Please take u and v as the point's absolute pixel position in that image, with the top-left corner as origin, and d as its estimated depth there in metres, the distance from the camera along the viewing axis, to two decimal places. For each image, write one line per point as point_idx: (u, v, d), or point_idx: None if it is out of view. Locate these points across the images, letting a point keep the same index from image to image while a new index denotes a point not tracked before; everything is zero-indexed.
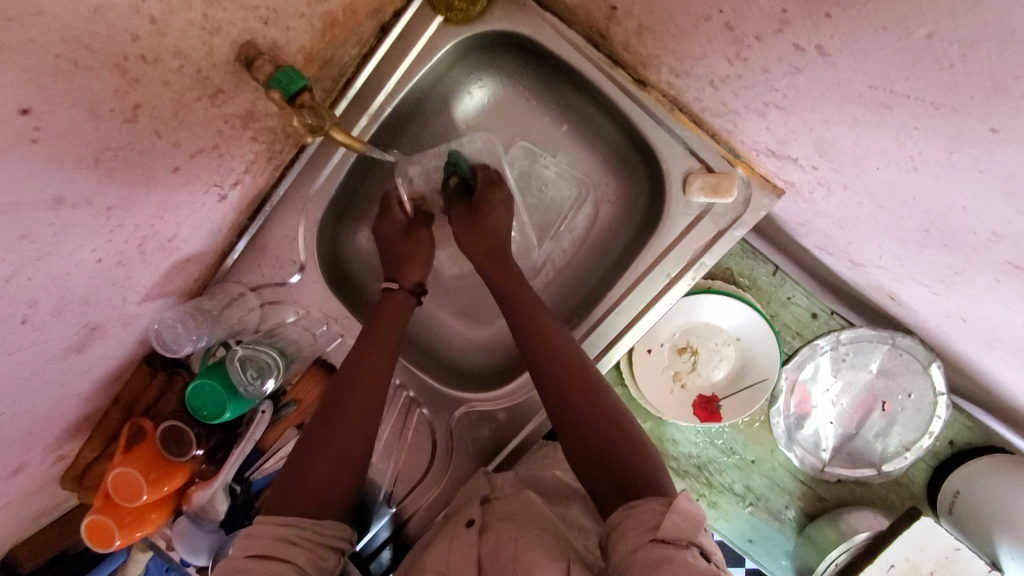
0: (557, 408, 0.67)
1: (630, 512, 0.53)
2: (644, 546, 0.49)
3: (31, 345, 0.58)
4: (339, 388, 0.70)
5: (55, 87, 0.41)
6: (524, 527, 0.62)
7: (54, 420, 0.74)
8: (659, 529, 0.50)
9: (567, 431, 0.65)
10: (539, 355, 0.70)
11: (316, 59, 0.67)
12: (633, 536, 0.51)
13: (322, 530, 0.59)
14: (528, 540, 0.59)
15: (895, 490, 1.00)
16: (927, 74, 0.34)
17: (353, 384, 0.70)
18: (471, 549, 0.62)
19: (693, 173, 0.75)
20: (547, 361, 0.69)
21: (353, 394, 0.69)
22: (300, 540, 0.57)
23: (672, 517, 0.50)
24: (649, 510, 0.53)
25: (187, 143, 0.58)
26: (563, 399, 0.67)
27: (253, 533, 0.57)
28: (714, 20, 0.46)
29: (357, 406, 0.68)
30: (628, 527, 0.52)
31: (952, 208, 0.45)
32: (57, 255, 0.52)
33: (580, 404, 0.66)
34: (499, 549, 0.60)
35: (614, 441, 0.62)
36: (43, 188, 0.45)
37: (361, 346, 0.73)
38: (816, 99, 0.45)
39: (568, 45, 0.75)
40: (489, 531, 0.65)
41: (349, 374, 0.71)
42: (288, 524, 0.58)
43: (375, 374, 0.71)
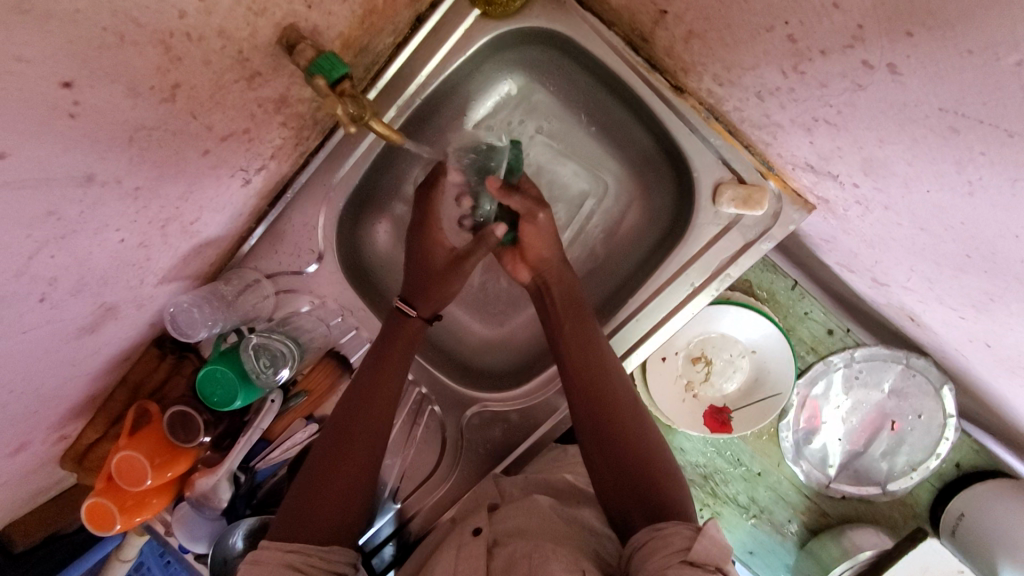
0: (591, 427, 0.70)
1: (658, 534, 0.54)
2: (675, 566, 0.49)
3: (46, 323, 0.56)
4: (348, 410, 0.70)
5: (98, 61, 0.40)
6: (537, 542, 0.60)
7: (60, 400, 0.72)
8: (690, 550, 0.50)
9: (598, 450, 0.68)
10: (572, 376, 0.73)
11: (352, 46, 0.66)
12: (663, 557, 0.51)
13: (330, 556, 0.60)
14: (542, 554, 0.57)
15: (899, 509, 1.01)
16: (1008, 101, 0.33)
17: (363, 409, 0.71)
18: (480, 560, 0.61)
19: (724, 183, 0.75)
20: (582, 382, 0.72)
21: (361, 419, 0.70)
22: (308, 568, 0.58)
23: (703, 542, 0.50)
24: (677, 534, 0.53)
25: (220, 125, 0.56)
26: (596, 420, 0.70)
27: (259, 558, 0.57)
28: (777, 31, 0.46)
29: (365, 433, 0.69)
30: (656, 550, 0.52)
31: (1004, 235, 0.44)
32: (81, 234, 0.50)
33: (611, 426, 0.69)
34: (512, 565, 0.58)
35: (643, 466, 0.65)
36: (75, 165, 0.44)
37: (370, 366, 0.74)
38: (875, 117, 0.45)
39: (606, 47, 0.74)
40: (500, 545, 0.64)
41: (359, 397, 0.72)
42: (294, 550, 0.59)
43: (382, 399, 0.72)
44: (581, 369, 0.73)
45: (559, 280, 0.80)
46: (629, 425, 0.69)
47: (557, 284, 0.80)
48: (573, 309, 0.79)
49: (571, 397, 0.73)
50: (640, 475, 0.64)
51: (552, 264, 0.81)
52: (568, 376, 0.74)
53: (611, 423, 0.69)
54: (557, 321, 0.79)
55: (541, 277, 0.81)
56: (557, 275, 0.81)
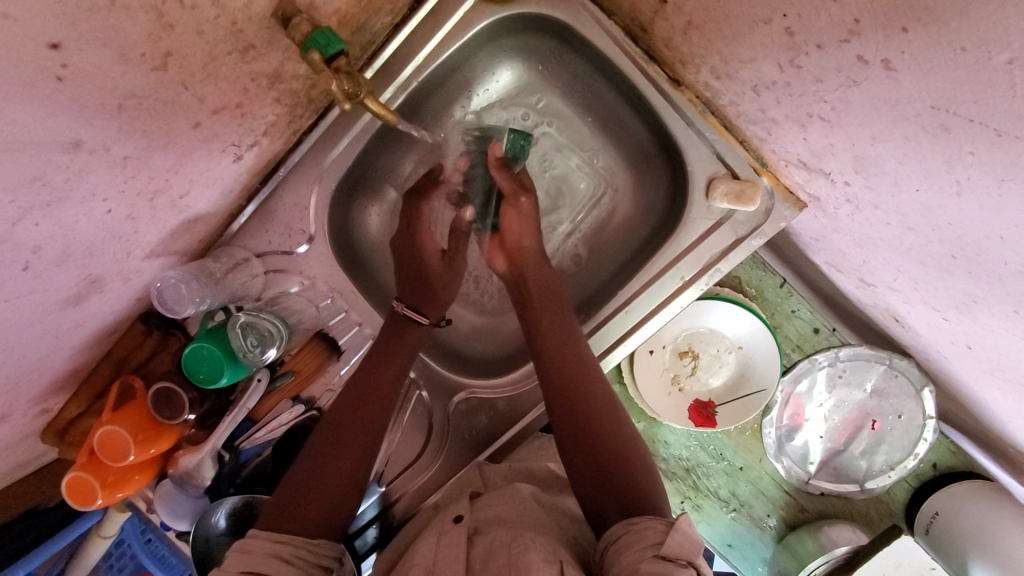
0: (567, 425, 0.70)
1: (631, 529, 0.54)
2: (648, 559, 0.49)
3: (29, 293, 0.56)
4: (349, 404, 0.71)
5: (87, 23, 0.39)
6: (517, 530, 0.61)
7: (43, 371, 0.72)
8: (662, 545, 0.51)
9: (576, 449, 0.68)
10: (549, 373, 0.73)
11: (349, 23, 0.65)
12: (637, 549, 0.51)
13: (315, 549, 0.60)
14: (522, 544, 0.58)
15: (876, 507, 1.02)
16: (1000, 99, 0.33)
17: (358, 406, 0.71)
18: (461, 547, 0.61)
19: (717, 178, 0.75)
20: (557, 376, 0.73)
21: (359, 414, 0.71)
22: (295, 559, 0.57)
23: (676, 536, 0.51)
24: (652, 528, 0.53)
25: (211, 98, 0.56)
26: (571, 414, 0.70)
27: (247, 548, 0.56)
28: (775, 24, 0.46)
29: (361, 427, 0.70)
30: (631, 544, 0.52)
31: (989, 237, 0.45)
32: (68, 202, 0.50)
33: (585, 419, 0.69)
34: (492, 554, 0.59)
35: (620, 464, 0.65)
36: (62, 130, 0.43)
37: (367, 364, 0.75)
38: (867, 114, 0.45)
39: (605, 36, 0.74)
40: (480, 533, 0.64)
41: (355, 394, 0.72)
42: (281, 541, 0.58)
43: (378, 396, 0.73)
44: (558, 366, 0.73)
45: (537, 274, 0.82)
46: (606, 425, 0.69)
47: (536, 278, 0.82)
48: (544, 308, 0.79)
49: (548, 394, 0.73)
50: (618, 475, 0.64)
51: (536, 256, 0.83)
52: (544, 371, 0.74)
53: (586, 415, 0.69)
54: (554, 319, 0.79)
55: (527, 273, 0.82)
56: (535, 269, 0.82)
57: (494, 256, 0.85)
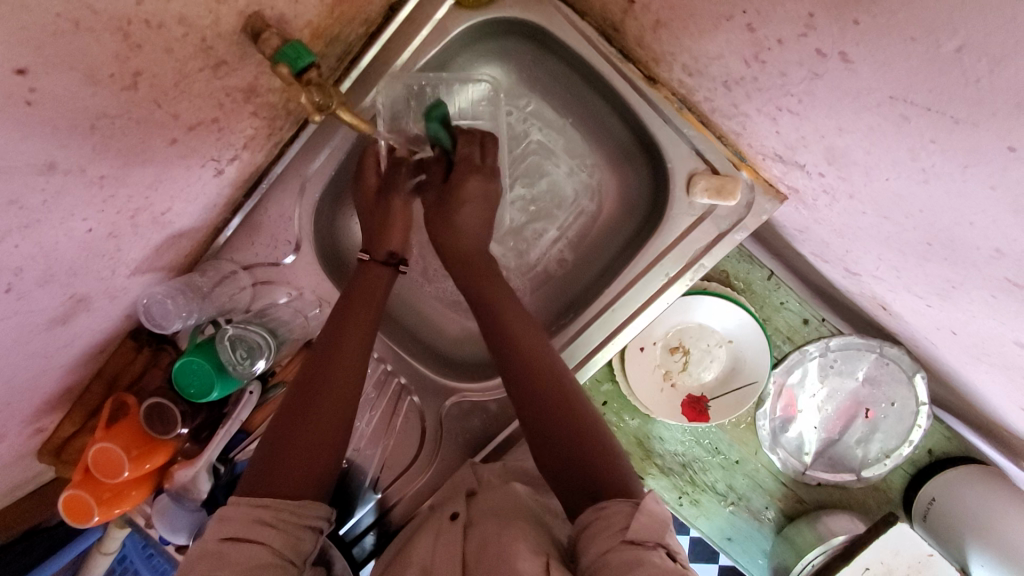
0: (531, 408, 0.66)
1: (600, 515, 0.54)
2: (616, 547, 0.50)
3: (14, 314, 0.56)
4: (320, 368, 0.66)
5: (53, 48, 0.39)
6: (507, 521, 0.62)
7: (34, 391, 0.72)
8: (628, 530, 0.51)
9: (541, 434, 0.64)
10: (511, 364, 0.69)
11: (323, 34, 0.65)
12: (604, 538, 0.51)
13: (301, 511, 0.57)
14: (510, 533, 0.58)
15: (873, 495, 1.02)
16: (953, 87, 0.34)
17: (331, 357, 0.67)
18: (455, 544, 0.62)
19: (697, 173, 0.75)
20: (514, 356, 0.69)
21: (332, 373, 0.66)
22: (278, 522, 0.55)
23: (642, 518, 0.51)
24: (619, 511, 0.53)
25: (186, 114, 0.56)
26: (535, 399, 0.66)
27: (226, 516, 0.55)
28: (736, 20, 0.46)
29: (336, 386, 0.65)
30: (599, 530, 0.53)
31: (959, 223, 0.45)
32: (46, 223, 0.50)
33: (553, 405, 0.65)
34: (482, 546, 0.59)
35: (593, 444, 0.62)
36: (35, 153, 0.43)
37: (337, 318, 0.70)
38: (832, 106, 0.45)
39: (580, 37, 0.74)
40: (473, 525, 0.65)
41: (326, 348, 0.68)
42: (262, 505, 0.56)
43: (347, 357, 0.67)
44: (517, 350, 0.69)
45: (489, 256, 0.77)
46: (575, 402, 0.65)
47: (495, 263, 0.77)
48: (493, 287, 0.74)
49: (509, 388, 0.68)
50: (588, 457, 0.61)
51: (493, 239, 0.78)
52: (505, 354, 0.70)
53: (554, 398, 0.65)
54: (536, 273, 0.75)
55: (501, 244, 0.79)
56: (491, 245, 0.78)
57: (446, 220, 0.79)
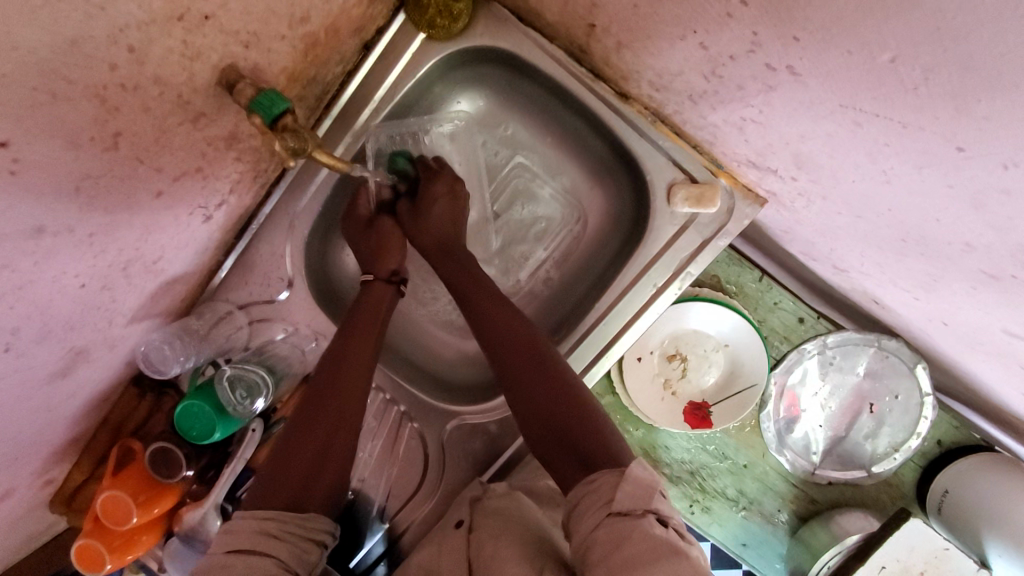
0: (516, 383, 0.66)
1: (591, 486, 0.53)
2: (603, 522, 0.49)
3: (14, 372, 0.58)
4: (327, 381, 0.67)
5: (33, 119, 0.41)
6: (507, 523, 0.63)
7: (40, 445, 0.73)
8: (614, 502, 0.50)
9: (525, 407, 0.64)
10: (495, 347, 0.68)
11: (299, 78, 0.67)
12: (592, 512, 0.51)
13: (307, 524, 0.58)
14: (506, 535, 0.60)
15: (886, 491, 1.01)
16: (895, 95, 0.35)
17: (337, 374, 0.68)
18: (460, 553, 0.64)
19: (676, 184, 0.76)
20: (498, 338, 0.68)
21: (337, 387, 0.67)
22: (285, 534, 0.55)
23: (627, 487, 0.50)
24: (604, 483, 0.52)
25: (169, 167, 0.58)
26: (519, 378, 0.65)
27: (234, 528, 0.55)
28: (689, 40, 0.47)
29: (344, 395, 0.66)
30: (587, 504, 0.52)
31: (927, 220, 0.46)
32: (39, 282, 0.52)
33: (540, 379, 0.64)
34: (481, 548, 0.61)
35: (575, 414, 0.61)
36: (24, 219, 0.45)
37: (343, 334, 0.71)
38: (790, 115, 0.46)
39: (550, 60, 0.76)
40: (474, 529, 0.66)
41: (331, 364, 0.69)
42: (267, 517, 0.56)
43: (353, 372, 0.68)
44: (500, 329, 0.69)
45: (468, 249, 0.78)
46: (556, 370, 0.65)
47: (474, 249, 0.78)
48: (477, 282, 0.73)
49: (496, 368, 0.68)
50: (576, 426, 0.60)
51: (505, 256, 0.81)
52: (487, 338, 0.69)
53: (542, 367, 0.65)
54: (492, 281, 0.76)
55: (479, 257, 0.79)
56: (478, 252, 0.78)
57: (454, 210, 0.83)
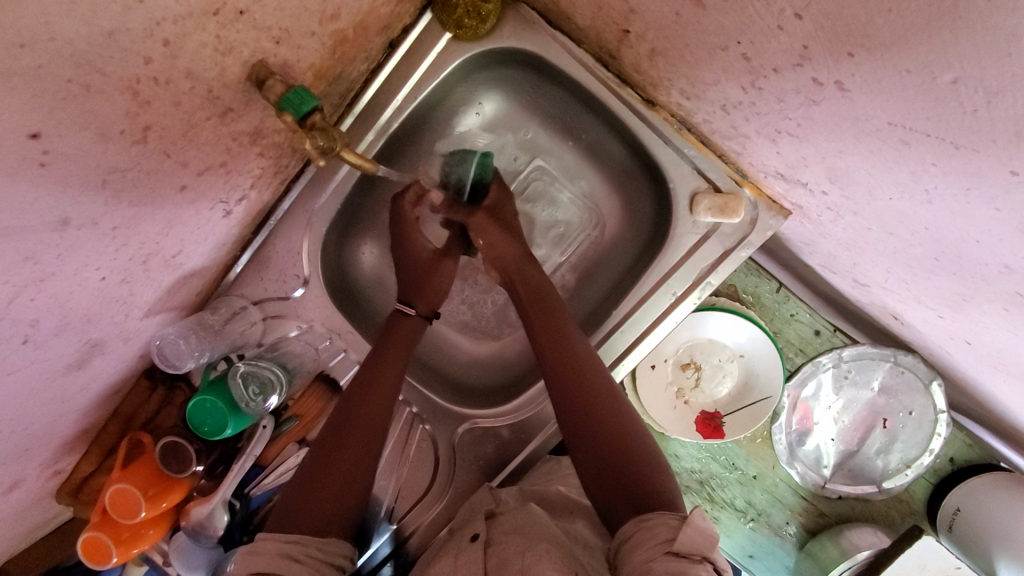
0: (574, 426, 0.68)
1: (642, 526, 0.54)
2: (658, 558, 0.50)
3: (30, 364, 0.57)
4: (355, 409, 0.70)
5: (65, 111, 0.40)
6: (531, 540, 0.63)
7: (51, 436, 0.73)
8: (675, 542, 0.51)
9: (581, 447, 0.66)
10: (558, 390, 0.71)
11: (325, 75, 0.66)
12: (647, 548, 0.52)
13: (327, 547, 0.58)
14: (536, 552, 0.60)
15: (896, 507, 1.01)
16: (951, 115, 0.34)
17: (358, 405, 0.71)
18: (477, 562, 0.63)
19: (700, 192, 0.76)
20: (562, 380, 0.71)
21: (358, 414, 0.70)
22: (305, 557, 0.56)
23: (688, 531, 0.51)
24: (664, 524, 0.53)
25: (195, 161, 0.57)
26: (581, 424, 0.67)
27: (257, 549, 0.55)
28: (732, 50, 0.46)
29: (371, 424, 0.69)
30: (642, 542, 0.53)
31: (965, 240, 0.45)
32: (61, 274, 0.51)
33: (598, 427, 0.66)
34: (506, 560, 0.61)
35: (629, 461, 0.63)
36: (50, 210, 0.45)
37: (370, 364, 0.75)
38: (830, 130, 0.46)
39: (577, 64, 0.75)
40: (495, 544, 0.66)
41: (353, 394, 0.72)
42: (290, 540, 0.57)
43: (377, 402, 0.71)
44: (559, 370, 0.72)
45: (524, 283, 0.79)
46: (611, 412, 0.68)
47: (528, 282, 0.80)
48: (541, 321, 0.76)
49: (559, 414, 0.70)
50: (628, 472, 0.62)
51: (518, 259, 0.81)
52: (549, 376, 0.72)
53: (601, 407, 0.68)
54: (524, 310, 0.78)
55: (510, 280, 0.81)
56: (528, 275, 0.80)
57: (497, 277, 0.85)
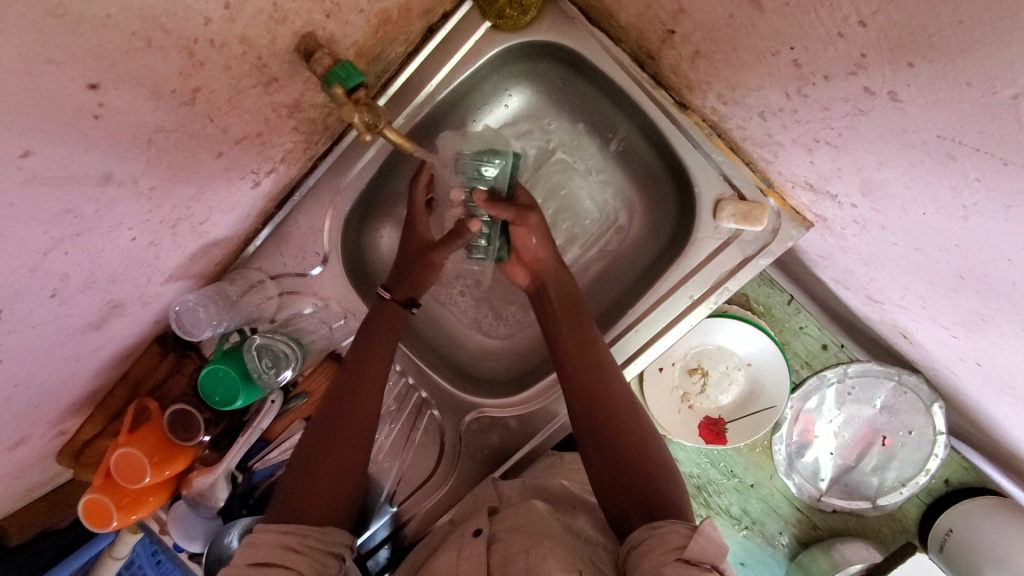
0: (590, 428, 0.70)
1: (655, 532, 0.55)
2: (670, 563, 0.50)
3: (55, 319, 0.57)
4: (341, 398, 0.71)
5: (124, 64, 0.41)
6: (534, 538, 0.62)
7: (62, 394, 0.72)
8: (686, 549, 0.51)
9: (595, 449, 0.69)
10: (576, 400, 0.73)
11: (366, 54, 0.67)
12: (658, 554, 0.52)
13: (323, 537, 0.60)
14: (539, 552, 0.59)
15: (888, 524, 1.02)
16: (1003, 130, 0.35)
17: (350, 390, 0.71)
18: (480, 559, 0.63)
19: (724, 199, 0.76)
20: (579, 390, 0.73)
21: (349, 401, 0.71)
22: (304, 548, 0.58)
23: (699, 539, 0.51)
24: (675, 531, 0.54)
25: (235, 128, 0.58)
26: (597, 434, 0.69)
27: (255, 542, 0.57)
28: (782, 56, 0.49)
29: (358, 416, 0.70)
30: (652, 547, 0.53)
31: (996, 259, 0.46)
32: (96, 231, 0.51)
33: (614, 434, 0.68)
34: (510, 560, 0.61)
35: (643, 468, 0.65)
36: (95, 165, 0.45)
37: (355, 350, 0.75)
38: (874, 141, 0.47)
39: (613, 62, 0.76)
40: (498, 541, 0.66)
41: (344, 379, 0.72)
42: (288, 531, 0.59)
43: (368, 388, 0.72)
44: (578, 376, 0.73)
45: (556, 284, 0.82)
46: (626, 420, 0.70)
47: (556, 285, 0.82)
48: (569, 325, 0.79)
49: (579, 416, 0.72)
50: (639, 478, 0.64)
51: (554, 265, 0.83)
52: (567, 380, 0.74)
53: (617, 412, 0.70)
54: (551, 317, 0.80)
55: (541, 279, 0.83)
56: (555, 277, 0.83)
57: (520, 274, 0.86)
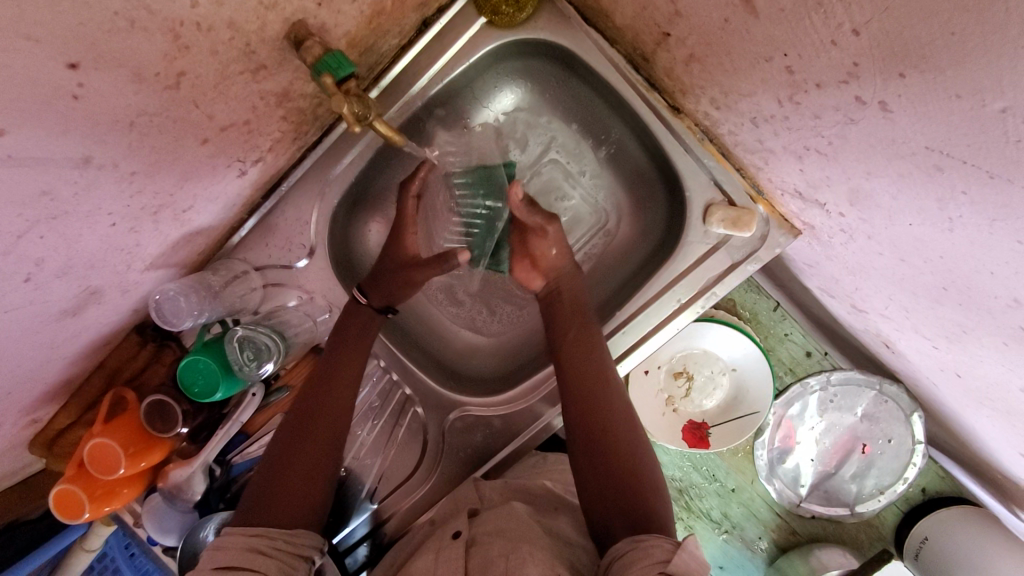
0: (581, 435, 0.70)
1: (637, 545, 0.54)
2: None
3: (28, 304, 0.55)
4: (319, 398, 0.70)
5: (106, 44, 0.40)
6: (514, 543, 0.61)
7: (35, 382, 0.70)
8: (669, 563, 0.51)
9: (584, 457, 0.69)
10: (568, 408, 0.73)
11: (358, 45, 0.66)
12: (641, 566, 0.51)
13: (295, 540, 0.60)
14: (519, 557, 0.59)
15: (865, 530, 1.03)
16: (991, 143, 0.36)
17: (323, 392, 0.71)
18: (458, 561, 0.62)
19: (715, 204, 0.76)
20: (573, 398, 0.73)
21: (328, 406, 0.70)
22: (272, 551, 0.57)
23: (683, 555, 0.52)
24: (658, 546, 0.54)
25: (221, 115, 0.56)
26: (588, 443, 0.69)
27: (221, 545, 0.56)
28: (776, 62, 0.49)
29: (332, 416, 0.69)
30: (636, 560, 0.53)
31: (979, 270, 0.46)
32: (73, 215, 0.50)
33: (605, 443, 0.69)
34: (489, 564, 0.60)
35: (630, 478, 0.65)
36: (73, 147, 0.43)
37: (330, 352, 0.74)
38: (864, 151, 0.48)
39: (607, 63, 0.75)
40: (477, 545, 0.65)
41: (320, 381, 0.71)
42: (255, 534, 0.58)
43: (343, 391, 0.72)
44: (573, 382, 0.74)
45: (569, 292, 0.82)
46: (618, 429, 0.70)
47: (569, 293, 0.82)
48: (588, 333, 0.78)
49: (573, 422, 0.72)
50: (625, 488, 0.64)
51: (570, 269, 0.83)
52: (564, 387, 0.74)
53: (608, 421, 0.70)
54: (558, 321, 0.80)
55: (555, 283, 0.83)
56: (569, 284, 0.82)
57: (529, 278, 0.85)
